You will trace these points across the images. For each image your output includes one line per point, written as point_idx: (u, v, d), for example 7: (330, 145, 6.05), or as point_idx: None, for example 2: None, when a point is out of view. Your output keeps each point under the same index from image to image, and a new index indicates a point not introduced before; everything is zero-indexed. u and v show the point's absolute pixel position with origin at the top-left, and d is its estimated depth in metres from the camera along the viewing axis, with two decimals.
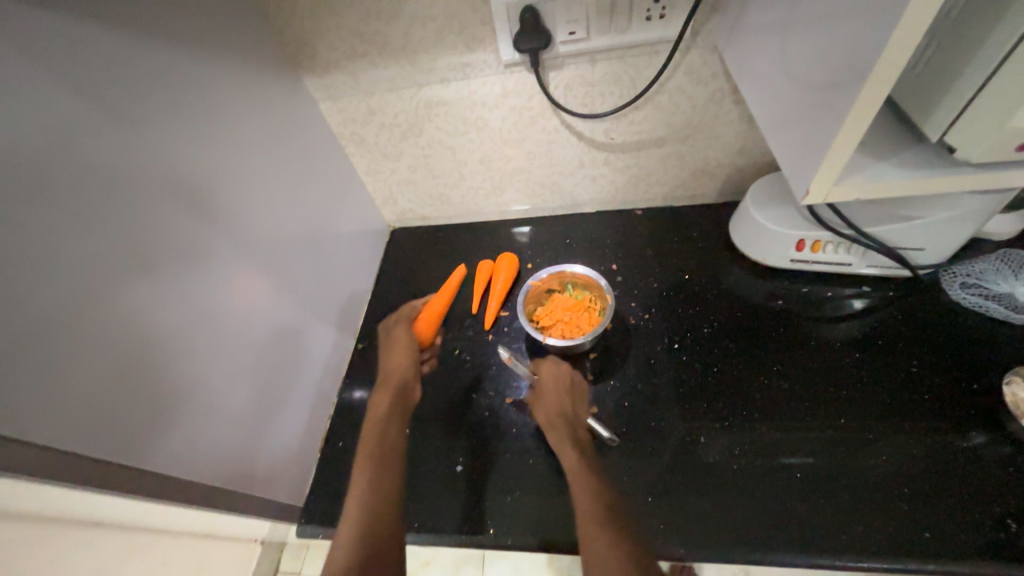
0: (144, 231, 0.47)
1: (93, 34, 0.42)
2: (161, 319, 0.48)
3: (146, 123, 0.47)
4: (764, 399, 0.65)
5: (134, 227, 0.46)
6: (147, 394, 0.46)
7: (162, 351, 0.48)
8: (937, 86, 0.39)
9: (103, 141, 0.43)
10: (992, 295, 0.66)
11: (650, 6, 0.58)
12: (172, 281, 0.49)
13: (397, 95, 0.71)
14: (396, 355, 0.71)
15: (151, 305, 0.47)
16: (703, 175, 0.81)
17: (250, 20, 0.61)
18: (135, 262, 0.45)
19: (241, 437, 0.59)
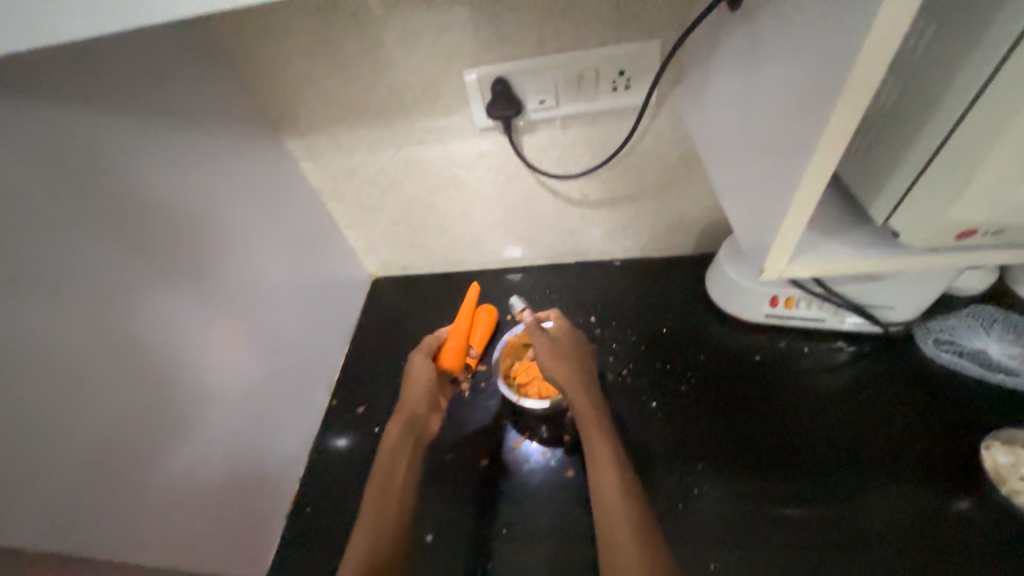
0: (99, 298, 0.48)
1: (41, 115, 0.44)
2: (117, 382, 0.49)
3: (105, 197, 0.49)
4: (741, 460, 0.64)
5: (88, 295, 0.47)
6: (85, 462, 0.46)
7: (113, 414, 0.49)
8: (886, 168, 0.40)
9: (54, 219, 0.45)
10: (965, 353, 0.66)
11: (615, 78, 0.61)
12: (125, 345, 0.50)
13: (377, 155, 0.73)
14: (411, 386, 0.70)
15: (96, 372, 0.47)
16: (678, 228, 0.83)
17: (230, 90, 0.64)
18: (88, 329, 0.47)
19: (197, 500, 0.58)
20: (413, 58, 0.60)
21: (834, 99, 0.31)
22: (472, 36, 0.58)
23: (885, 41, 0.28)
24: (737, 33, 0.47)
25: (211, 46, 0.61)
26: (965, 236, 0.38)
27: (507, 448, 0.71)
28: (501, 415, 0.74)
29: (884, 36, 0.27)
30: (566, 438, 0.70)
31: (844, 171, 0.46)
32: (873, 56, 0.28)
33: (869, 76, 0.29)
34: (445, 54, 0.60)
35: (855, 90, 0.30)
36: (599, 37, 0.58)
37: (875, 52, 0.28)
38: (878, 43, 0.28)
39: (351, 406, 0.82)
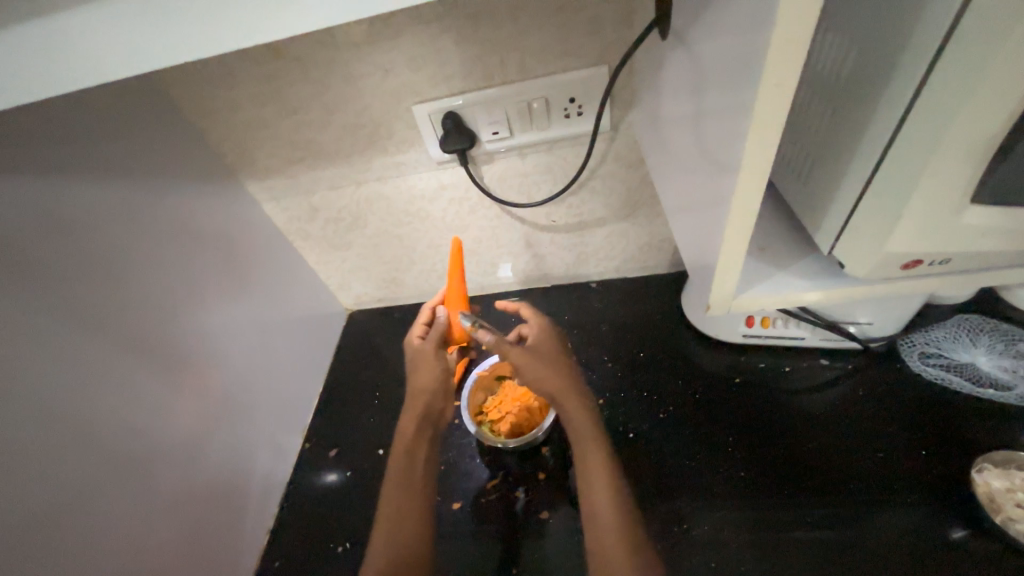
0: (41, 362, 0.47)
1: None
2: (62, 440, 0.48)
3: (37, 256, 0.48)
4: (726, 492, 0.60)
5: (29, 361, 0.46)
6: (19, 532, 0.44)
7: (52, 480, 0.47)
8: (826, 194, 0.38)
9: None
10: (952, 365, 0.64)
11: (567, 104, 0.60)
12: (63, 405, 0.49)
13: (338, 193, 0.73)
14: (420, 378, 0.63)
15: (30, 436, 0.46)
16: (651, 248, 0.81)
17: (182, 139, 0.64)
18: (28, 396, 0.46)
19: (152, 560, 0.56)
20: (360, 98, 0.60)
21: (743, 141, 0.30)
22: (415, 74, 0.58)
23: (781, 83, 0.26)
24: (673, 60, 0.46)
25: (161, 99, 0.62)
26: (911, 266, 0.36)
27: (480, 488, 0.67)
28: (473, 452, 0.70)
29: (779, 77, 0.26)
30: (542, 474, 0.66)
31: (794, 194, 0.44)
32: (773, 96, 0.27)
33: (773, 117, 0.28)
34: (392, 92, 0.60)
35: (761, 131, 0.29)
36: (543, 68, 0.57)
37: (774, 92, 0.27)
38: (774, 84, 0.27)
39: (323, 447, 0.80)
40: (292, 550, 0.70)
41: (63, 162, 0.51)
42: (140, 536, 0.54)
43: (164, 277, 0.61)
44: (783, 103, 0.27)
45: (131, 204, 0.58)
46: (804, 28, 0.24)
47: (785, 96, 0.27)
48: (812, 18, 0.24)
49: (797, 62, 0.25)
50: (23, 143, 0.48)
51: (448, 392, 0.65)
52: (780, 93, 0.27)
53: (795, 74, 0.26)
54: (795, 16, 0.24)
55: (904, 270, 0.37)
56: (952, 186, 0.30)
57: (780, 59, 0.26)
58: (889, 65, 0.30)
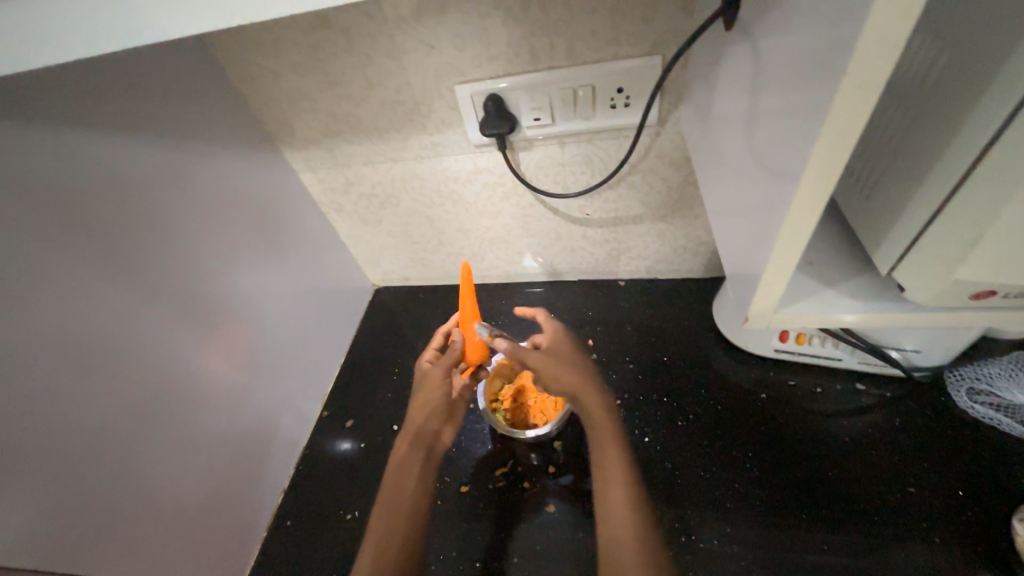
0: (72, 308, 0.49)
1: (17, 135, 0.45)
2: (98, 384, 0.51)
3: (84, 208, 0.50)
4: (739, 509, 0.58)
5: (61, 307, 0.48)
6: (53, 463, 0.47)
7: (85, 419, 0.50)
8: (891, 211, 0.35)
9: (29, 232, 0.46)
10: (1003, 406, 0.59)
11: (614, 94, 0.58)
12: (100, 351, 0.51)
13: (374, 168, 0.73)
14: (422, 399, 0.65)
15: (69, 376, 0.49)
16: (686, 250, 0.78)
17: (227, 104, 0.66)
18: (58, 340, 0.48)
19: (172, 504, 0.59)
20: (403, 75, 0.60)
21: (811, 147, 0.27)
22: (460, 53, 0.57)
23: (861, 86, 0.24)
24: (734, 54, 0.43)
25: (210, 64, 0.63)
26: (983, 296, 0.33)
27: (489, 475, 0.67)
28: (485, 438, 0.70)
29: (861, 79, 0.24)
30: (551, 468, 0.66)
31: (853, 207, 0.41)
32: (852, 100, 0.25)
33: (847, 123, 0.26)
34: (435, 70, 0.59)
35: (833, 137, 0.26)
36: (591, 54, 0.55)
37: (853, 96, 0.24)
38: (854, 87, 0.24)
39: (340, 417, 0.81)
40: (303, 512, 0.72)
41: (111, 120, 0.53)
42: (155, 482, 0.57)
43: (201, 237, 0.63)
44: (861, 109, 0.25)
45: (171, 163, 0.60)
46: (899, 25, 0.22)
47: (865, 101, 0.25)
48: (909, 14, 0.21)
49: (887, 63, 0.23)
50: (76, 99, 0.50)
51: (450, 412, 0.66)
52: (859, 97, 0.24)
53: (881, 77, 0.23)
54: (889, 12, 0.21)
55: (970, 300, 0.34)
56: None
57: (866, 60, 0.23)
58: (979, 73, 0.27)
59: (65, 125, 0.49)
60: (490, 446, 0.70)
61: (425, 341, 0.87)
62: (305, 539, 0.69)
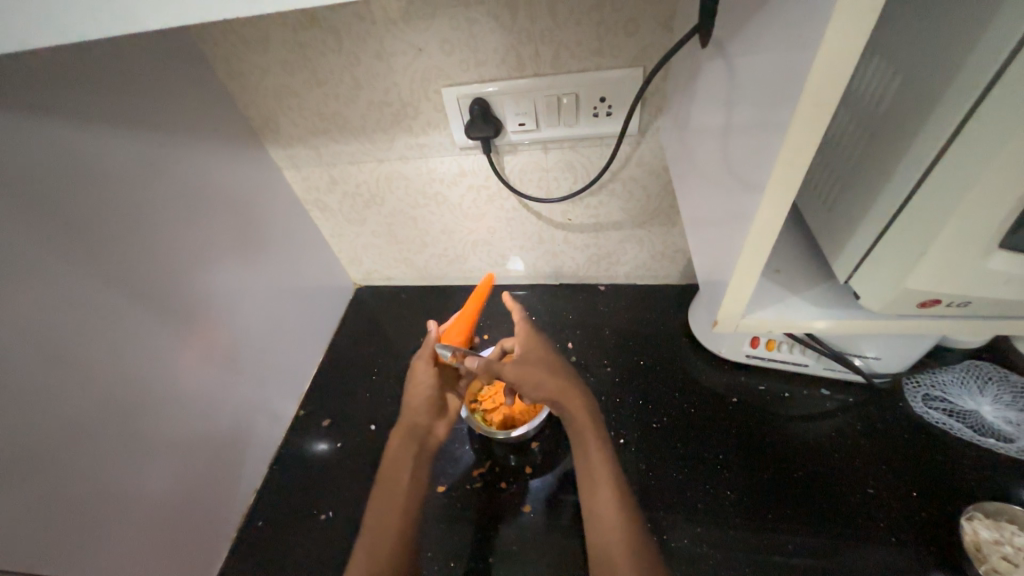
0: (42, 298, 0.47)
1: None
2: (69, 376, 0.50)
3: (58, 195, 0.49)
4: (709, 509, 0.60)
5: (30, 297, 0.46)
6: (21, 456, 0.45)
7: (55, 411, 0.48)
8: (848, 222, 0.38)
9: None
10: (956, 411, 0.63)
11: (597, 104, 0.59)
12: (72, 342, 0.50)
13: (358, 167, 0.73)
14: (413, 395, 0.67)
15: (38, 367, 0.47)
16: (664, 258, 0.81)
17: (210, 97, 0.65)
18: (26, 331, 0.46)
19: (143, 502, 0.57)
20: (390, 75, 0.60)
21: (774, 158, 0.29)
22: (448, 57, 0.57)
23: (819, 103, 0.26)
24: (710, 70, 0.45)
25: (193, 55, 0.62)
26: (929, 305, 0.36)
27: (467, 475, 0.67)
28: (463, 439, 0.71)
29: (819, 96, 0.26)
30: (528, 468, 0.67)
31: (817, 219, 0.43)
32: (811, 116, 0.26)
33: (807, 137, 0.27)
34: (423, 72, 0.59)
35: (794, 150, 0.28)
36: (576, 64, 0.57)
37: (812, 112, 0.26)
38: (813, 104, 0.26)
39: (317, 416, 0.81)
40: (276, 513, 0.71)
41: (92, 107, 0.52)
42: (125, 481, 0.55)
43: (181, 232, 0.62)
44: (818, 125, 0.27)
45: (153, 155, 0.58)
46: (852, 49, 0.24)
47: (822, 117, 0.26)
48: (862, 39, 0.23)
49: (841, 83, 0.25)
50: (54, 85, 0.49)
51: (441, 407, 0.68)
52: (818, 113, 0.26)
53: (837, 96, 0.25)
54: (844, 36, 0.23)
55: (920, 309, 0.37)
56: (982, 225, 0.29)
57: (825, 78, 0.25)
58: (926, 98, 0.30)
59: (44, 113, 0.48)
60: (469, 446, 0.70)
61: (405, 342, 0.87)
62: (277, 540, 0.68)
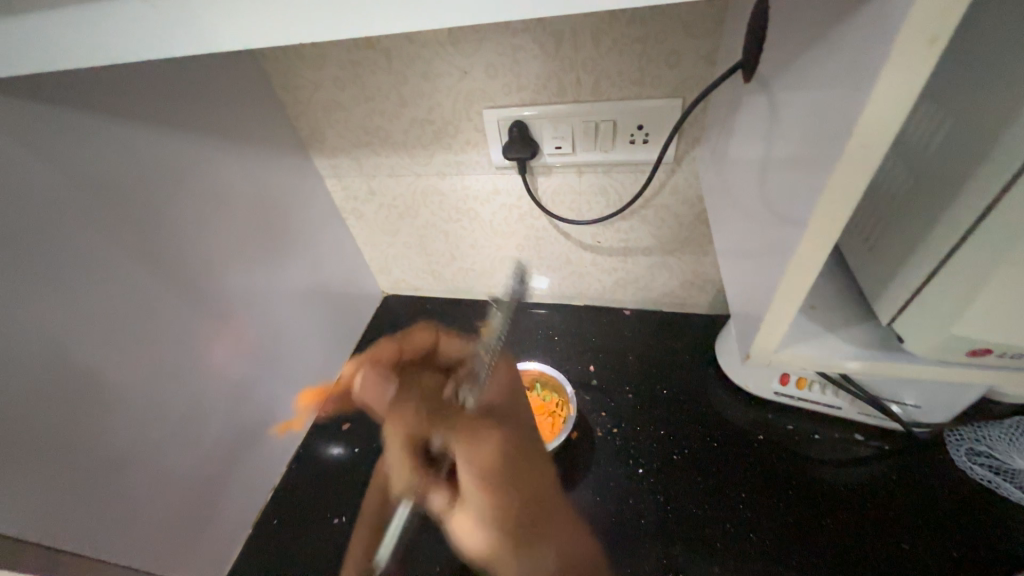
0: (91, 283, 0.51)
1: (62, 121, 0.48)
2: (116, 362, 0.53)
3: (122, 190, 0.53)
4: (729, 551, 0.57)
5: (83, 283, 0.50)
6: (67, 433, 0.49)
7: (102, 392, 0.52)
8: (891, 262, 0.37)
9: (68, 210, 0.49)
10: (1003, 470, 0.58)
11: (634, 131, 0.60)
12: (123, 330, 0.54)
13: (396, 180, 0.76)
14: (399, 424, 0.71)
15: (90, 351, 0.51)
16: (693, 286, 0.80)
17: (264, 108, 0.69)
18: (75, 314, 0.49)
19: (170, 487, 0.60)
20: (435, 96, 0.63)
21: (815, 196, 0.29)
22: (491, 81, 0.60)
23: (866, 144, 0.26)
24: (751, 104, 0.45)
25: (253, 70, 0.67)
26: (980, 353, 0.34)
27: None
28: None
29: (862, 140, 0.26)
30: None
31: (856, 260, 0.42)
32: (854, 157, 0.26)
33: (850, 178, 0.27)
34: (466, 94, 0.62)
35: (840, 189, 0.28)
36: (616, 92, 0.58)
37: (856, 152, 0.26)
38: (857, 144, 0.26)
39: (337, 420, 0.82)
40: (291, 513, 0.72)
41: (159, 115, 0.56)
42: (147, 466, 0.57)
43: (225, 235, 0.66)
44: (861, 168, 0.27)
45: (207, 159, 0.63)
46: (902, 92, 0.24)
47: (866, 160, 0.26)
48: (911, 86, 0.23)
49: (886, 128, 0.25)
50: (126, 91, 0.53)
51: None
52: (861, 154, 0.26)
53: (882, 140, 0.25)
54: (888, 81, 0.24)
55: (967, 357, 0.35)
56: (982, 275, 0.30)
57: (866, 123, 0.25)
58: (974, 143, 0.29)
59: (114, 117, 0.52)
60: None
61: None
62: (289, 541, 0.69)
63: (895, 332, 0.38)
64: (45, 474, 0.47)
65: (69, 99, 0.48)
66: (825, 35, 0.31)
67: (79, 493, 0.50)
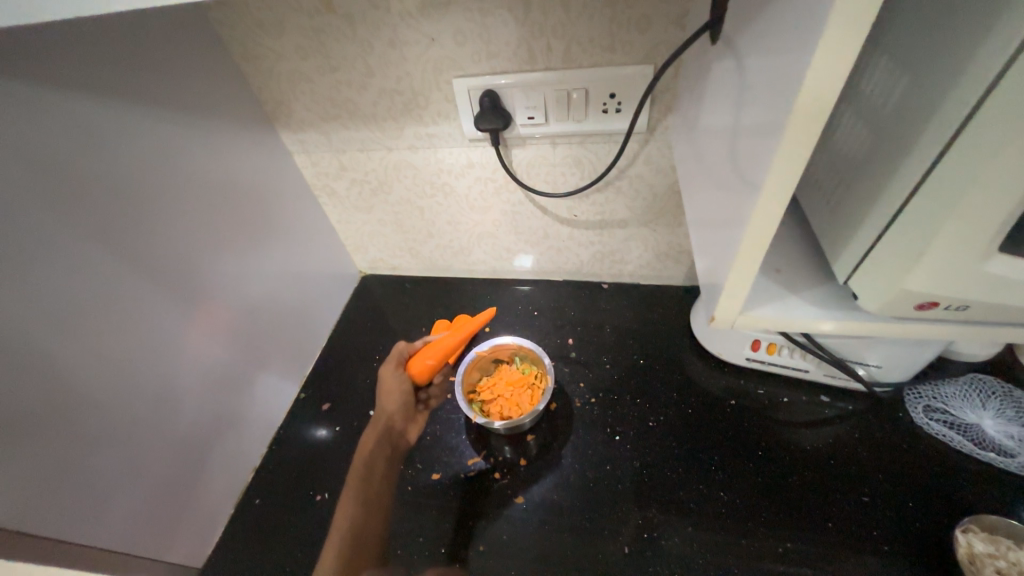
0: (47, 264, 0.48)
1: (7, 91, 0.45)
2: (82, 346, 0.52)
3: (78, 167, 0.50)
4: (701, 509, 0.60)
5: (41, 265, 0.48)
6: (35, 419, 0.48)
7: (69, 377, 0.50)
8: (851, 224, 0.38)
9: (20, 188, 0.46)
10: (956, 424, 0.61)
11: (606, 100, 0.60)
12: (88, 313, 0.52)
13: (367, 155, 0.74)
14: (385, 397, 0.68)
15: (53, 336, 0.49)
16: (668, 258, 0.81)
17: (225, 78, 0.66)
18: (33, 297, 0.47)
19: (148, 470, 0.59)
20: (403, 64, 0.61)
21: (773, 154, 0.29)
22: (460, 48, 0.58)
23: (818, 98, 0.26)
24: (720, 68, 0.45)
25: (209, 38, 0.63)
26: (927, 308, 0.35)
27: (461, 465, 0.67)
28: (460, 428, 0.71)
29: (818, 95, 0.26)
30: (522, 460, 0.67)
31: (818, 223, 0.43)
32: (810, 113, 0.26)
33: (807, 135, 0.27)
34: (435, 62, 0.60)
35: (794, 146, 0.28)
36: (587, 59, 0.57)
37: (811, 109, 0.26)
38: (812, 100, 0.26)
39: (317, 400, 0.82)
40: (274, 491, 0.72)
41: (112, 86, 0.53)
42: (122, 451, 0.56)
43: (192, 215, 0.63)
44: (817, 124, 0.27)
45: (167, 134, 0.60)
46: (851, 44, 0.24)
47: (822, 116, 0.27)
48: (861, 37, 0.23)
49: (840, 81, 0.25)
50: (73, 59, 0.50)
51: (412, 411, 0.70)
52: (816, 111, 0.26)
53: (835, 94, 0.25)
54: (843, 32, 0.23)
55: (917, 312, 0.36)
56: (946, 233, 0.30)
57: (821, 76, 0.25)
58: (926, 100, 0.30)
59: (64, 88, 0.49)
60: (465, 436, 0.70)
61: (408, 331, 0.88)
62: (273, 518, 0.69)
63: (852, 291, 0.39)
64: (14, 461, 0.46)
65: (11, 68, 0.45)
66: None
67: (51, 479, 0.49)
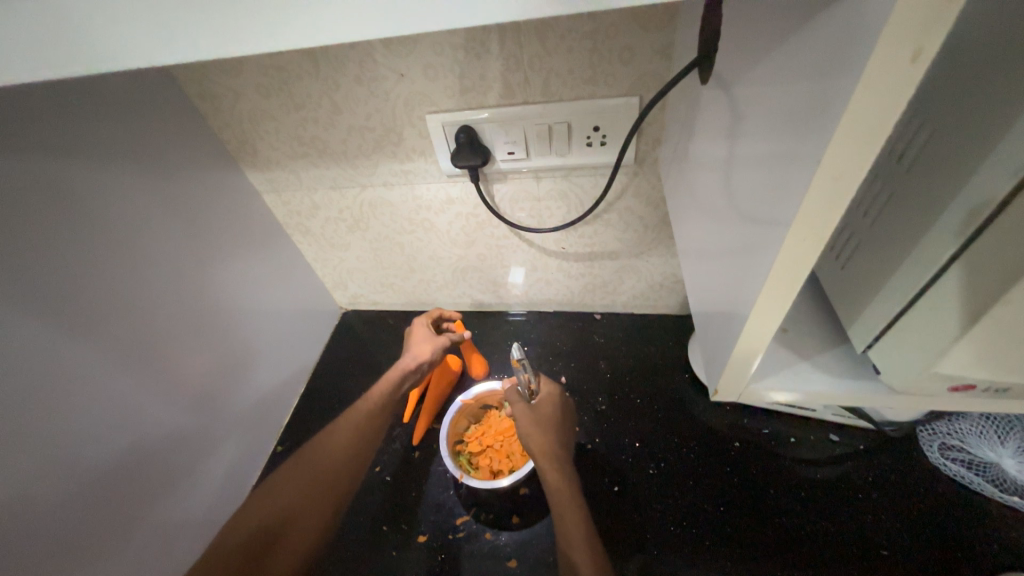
0: None
1: None
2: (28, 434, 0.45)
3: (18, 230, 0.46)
4: (709, 569, 0.55)
5: None
6: None
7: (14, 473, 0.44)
8: (882, 287, 0.34)
9: None
10: (975, 464, 0.57)
11: (590, 133, 0.56)
12: (35, 394, 0.46)
13: (341, 193, 0.70)
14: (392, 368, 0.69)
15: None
16: (662, 288, 0.77)
17: (180, 119, 0.61)
18: None
19: (110, 563, 0.53)
20: (371, 101, 0.57)
21: (784, 235, 0.25)
22: (432, 83, 0.54)
23: (839, 177, 0.22)
24: (711, 103, 0.41)
25: (161, 78, 0.59)
26: (962, 389, 0.33)
27: (449, 524, 0.62)
28: (448, 483, 0.66)
29: (840, 172, 0.22)
30: (515, 517, 0.62)
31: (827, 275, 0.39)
32: (829, 192, 0.22)
33: (825, 212, 0.23)
34: (405, 98, 0.56)
35: (810, 223, 0.24)
36: (568, 92, 0.53)
37: (829, 188, 0.22)
38: (830, 178, 0.22)
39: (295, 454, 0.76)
40: None
41: (56, 139, 0.49)
42: (67, 548, 0.49)
43: (153, 270, 0.58)
44: (837, 202, 0.23)
45: (120, 183, 0.55)
46: (883, 120, 0.20)
47: (846, 195, 0.22)
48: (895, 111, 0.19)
49: (866, 159, 0.21)
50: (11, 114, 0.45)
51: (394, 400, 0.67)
52: (837, 189, 0.22)
53: (859, 174, 0.21)
54: (871, 106, 0.19)
55: (946, 392, 0.34)
56: (989, 299, 0.26)
57: (842, 152, 0.21)
58: (979, 157, 0.26)
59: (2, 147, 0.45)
60: (453, 492, 0.65)
61: None
62: None
63: (872, 362, 0.37)
64: None
65: None
66: (788, 39, 0.27)
67: None
